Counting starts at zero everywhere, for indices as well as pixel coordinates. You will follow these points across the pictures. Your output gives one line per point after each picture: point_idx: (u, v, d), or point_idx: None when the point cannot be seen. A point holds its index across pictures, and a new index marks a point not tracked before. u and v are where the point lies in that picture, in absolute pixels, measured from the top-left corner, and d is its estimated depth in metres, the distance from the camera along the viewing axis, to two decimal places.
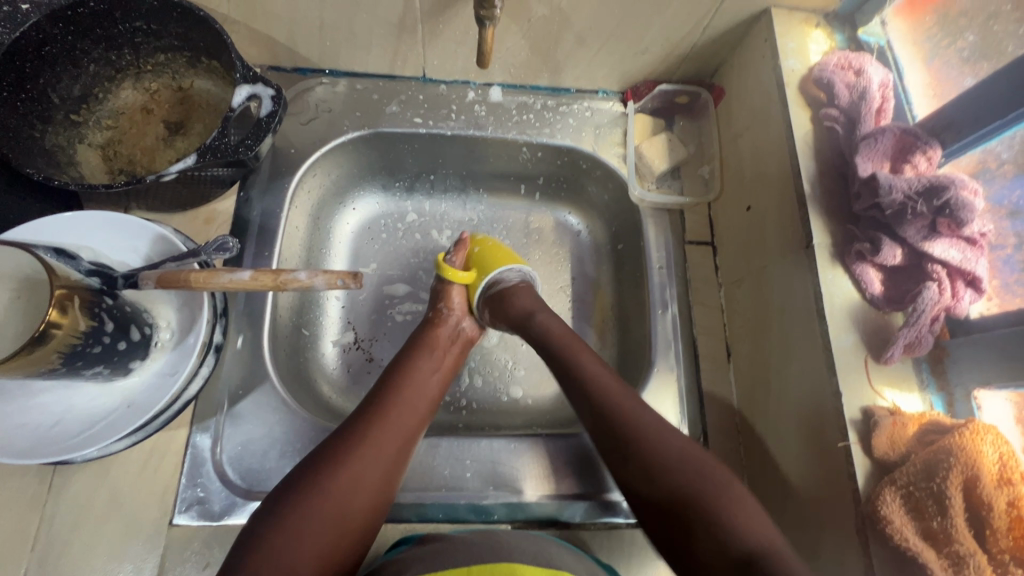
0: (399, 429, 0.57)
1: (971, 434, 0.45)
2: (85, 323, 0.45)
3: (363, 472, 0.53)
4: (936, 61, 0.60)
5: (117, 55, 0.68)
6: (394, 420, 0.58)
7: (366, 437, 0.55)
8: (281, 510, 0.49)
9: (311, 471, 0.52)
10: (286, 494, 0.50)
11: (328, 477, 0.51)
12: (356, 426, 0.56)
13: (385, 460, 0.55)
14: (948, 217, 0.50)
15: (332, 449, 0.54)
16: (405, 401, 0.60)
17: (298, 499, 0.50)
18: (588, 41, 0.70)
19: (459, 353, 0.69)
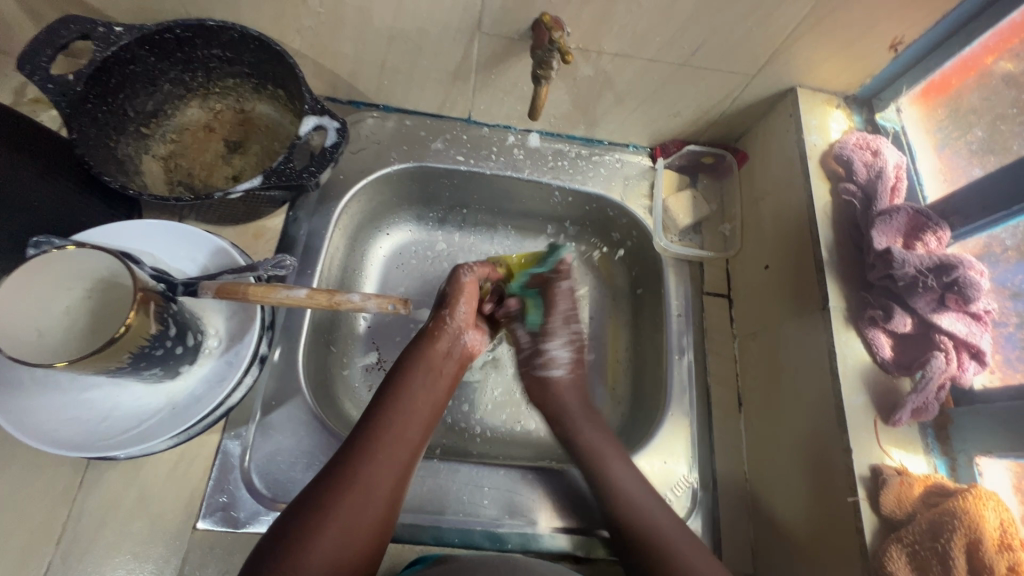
0: (398, 446, 0.59)
1: (974, 498, 0.48)
2: (153, 327, 0.48)
3: (368, 490, 0.54)
4: (947, 150, 0.66)
5: (191, 77, 0.73)
6: (392, 437, 0.59)
7: (368, 459, 0.56)
8: (295, 526, 0.51)
9: (321, 491, 0.53)
10: (300, 512, 0.52)
11: (337, 498, 0.53)
12: (359, 444, 0.57)
13: (388, 479, 0.56)
14: (957, 293, 0.54)
15: (338, 467, 0.55)
16: (398, 420, 0.60)
17: (311, 518, 0.51)
18: (626, 101, 0.76)
19: (455, 368, 0.68)
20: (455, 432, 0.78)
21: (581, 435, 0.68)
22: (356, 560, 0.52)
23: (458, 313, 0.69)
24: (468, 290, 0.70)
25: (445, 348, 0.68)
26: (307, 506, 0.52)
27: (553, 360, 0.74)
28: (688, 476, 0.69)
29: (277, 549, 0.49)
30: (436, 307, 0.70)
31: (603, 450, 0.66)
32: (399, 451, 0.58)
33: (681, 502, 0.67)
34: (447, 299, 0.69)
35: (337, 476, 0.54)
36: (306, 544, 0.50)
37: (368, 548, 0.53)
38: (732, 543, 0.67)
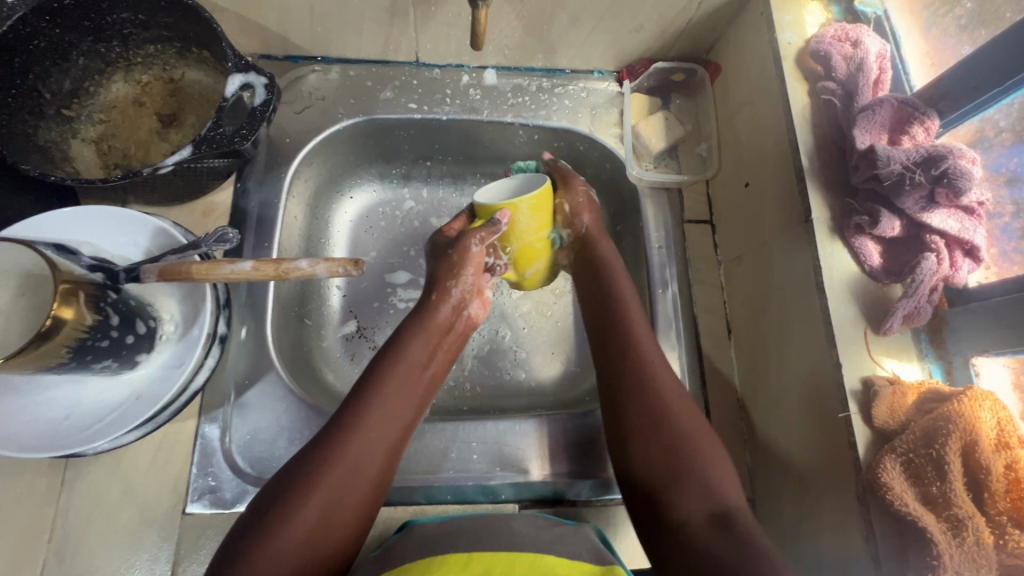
0: (390, 422, 0.55)
1: (970, 400, 0.46)
2: (90, 318, 0.46)
3: (358, 467, 0.51)
4: (933, 30, 0.60)
5: (106, 47, 0.67)
6: (389, 411, 0.56)
7: (357, 430, 0.53)
8: (280, 496, 0.48)
9: (307, 465, 0.50)
10: (286, 481, 0.50)
11: (323, 470, 0.50)
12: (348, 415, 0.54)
13: (379, 454, 0.53)
14: (947, 186, 0.50)
15: (328, 438, 0.52)
16: (393, 391, 0.57)
17: (297, 487, 0.49)
18: (582, 19, 0.70)
19: (458, 338, 0.65)
20: (442, 390, 0.76)
21: (615, 278, 0.66)
22: (339, 541, 0.49)
23: (464, 281, 0.64)
24: (475, 259, 0.64)
25: (449, 320, 0.64)
26: (298, 475, 0.50)
27: (564, 223, 0.70)
28: None
29: (260, 520, 0.47)
30: (434, 278, 0.65)
31: (657, 374, 0.58)
32: (392, 427, 0.55)
33: None
34: (451, 267, 0.64)
35: (324, 449, 0.51)
36: (290, 514, 0.47)
37: (352, 527, 0.50)
38: (729, 469, 0.66)
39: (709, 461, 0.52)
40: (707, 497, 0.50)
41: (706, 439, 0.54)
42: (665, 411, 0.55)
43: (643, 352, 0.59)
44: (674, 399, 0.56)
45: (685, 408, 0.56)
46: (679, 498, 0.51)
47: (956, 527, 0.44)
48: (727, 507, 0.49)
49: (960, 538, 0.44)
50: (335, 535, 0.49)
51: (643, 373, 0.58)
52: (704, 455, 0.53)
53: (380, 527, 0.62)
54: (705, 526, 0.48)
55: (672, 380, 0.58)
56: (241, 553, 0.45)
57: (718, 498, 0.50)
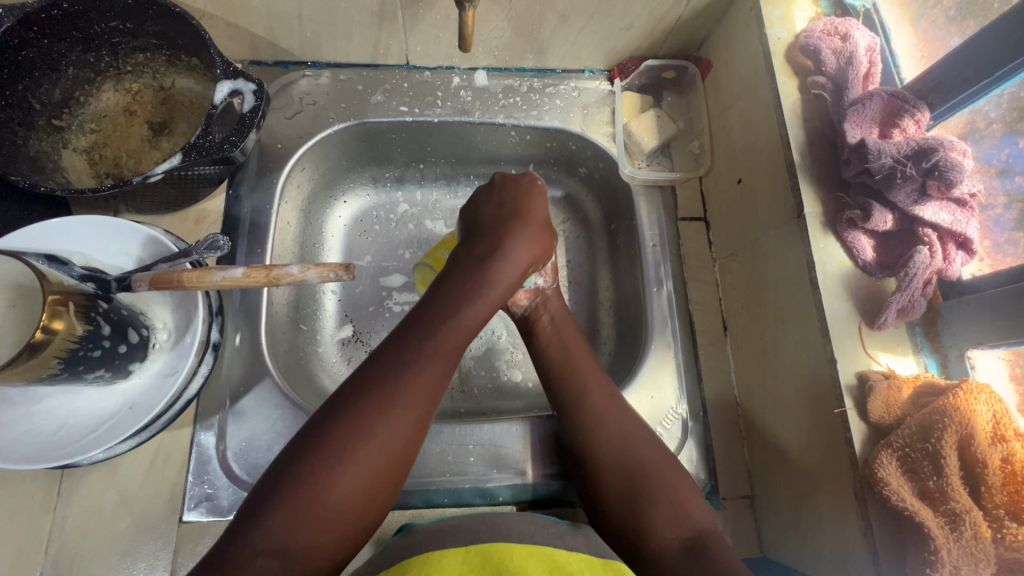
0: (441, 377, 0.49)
1: (965, 394, 0.46)
2: (82, 328, 0.46)
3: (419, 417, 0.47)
4: (922, 22, 0.60)
5: (95, 57, 0.67)
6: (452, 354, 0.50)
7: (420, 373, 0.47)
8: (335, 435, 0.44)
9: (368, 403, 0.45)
10: (338, 420, 0.44)
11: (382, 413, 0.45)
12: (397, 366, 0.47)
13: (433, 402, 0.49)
14: (938, 179, 0.50)
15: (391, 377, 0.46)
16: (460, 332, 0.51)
17: (355, 428, 0.44)
18: (571, 19, 0.69)
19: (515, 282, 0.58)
20: (440, 393, 0.76)
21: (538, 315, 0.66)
22: (388, 490, 0.46)
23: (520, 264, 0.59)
24: (537, 245, 0.60)
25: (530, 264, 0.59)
26: (356, 413, 0.44)
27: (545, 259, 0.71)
28: (677, 408, 0.67)
29: (311, 458, 0.43)
30: (499, 232, 0.59)
31: (601, 404, 0.58)
32: (445, 381, 0.49)
33: (671, 433, 0.66)
34: (521, 236, 0.59)
35: (367, 404, 0.45)
36: (343, 467, 0.43)
37: (394, 491, 0.46)
38: (728, 466, 0.66)
39: (677, 485, 0.54)
40: (680, 520, 0.51)
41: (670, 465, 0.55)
42: (627, 444, 0.56)
43: (583, 389, 0.60)
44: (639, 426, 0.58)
45: (644, 436, 0.57)
46: (652, 516, 0.51)
47: (954, 521, 0.44)
48: (694, 528, 0.50)
49: (957, 532, 0.44)
50: (379, 500, 0.45)
51: (585, 399, 0.59)
52: (666, 480, 0.53)
53: (379, 530, 0.62)
54: (676, 549, 0.49)
55: (626, 411, 0.59)
56: (288, 494, 0.41)
57: (689, 521, 0.51)
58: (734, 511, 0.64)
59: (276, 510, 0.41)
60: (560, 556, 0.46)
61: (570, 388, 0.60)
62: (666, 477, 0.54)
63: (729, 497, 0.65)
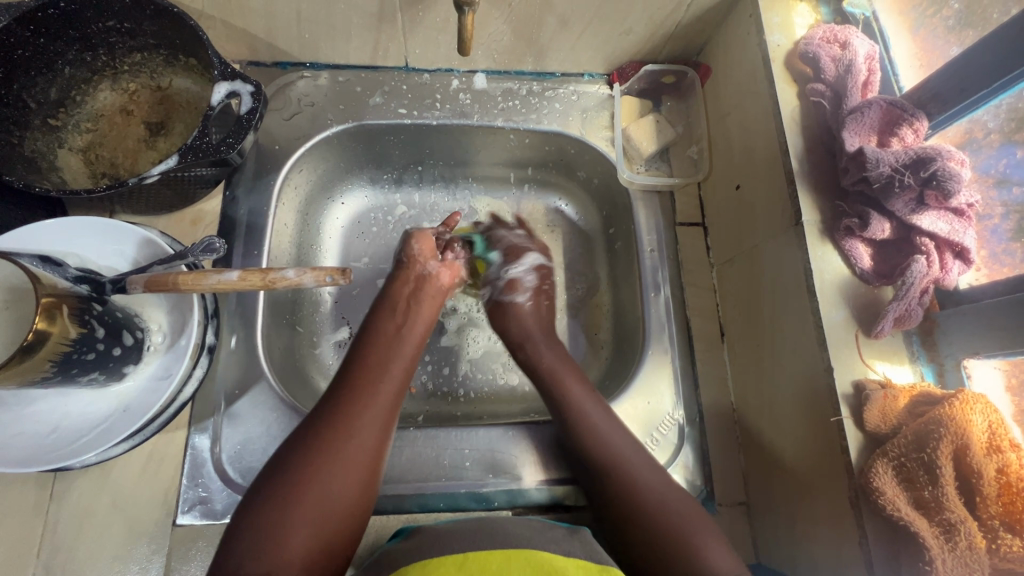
0: (386, 419, 0.55)
1: (961, 404, 0.46)
2: (75, 331, 0.45)
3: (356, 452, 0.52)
4: (921, 31, 0.60)
5: (92, 56, 0.66)
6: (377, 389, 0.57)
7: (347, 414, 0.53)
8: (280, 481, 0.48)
9: (308, 450, 0.50)
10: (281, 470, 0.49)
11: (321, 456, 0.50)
12: (347, 409, 0.54)
13: (374, 435, 0.54)
14: (936, 189, 0.49)
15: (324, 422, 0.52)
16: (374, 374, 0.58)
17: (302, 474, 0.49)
18: (571, 23, 0.69)
19: (427, 305, 0.68)
20: (436, 397, 0.76)
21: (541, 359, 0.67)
22: (343, 531, 0.49)
23: (412, 249, 0.71)
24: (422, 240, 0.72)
25: (403, 300, 0.67)
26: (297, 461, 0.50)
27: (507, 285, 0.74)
28: (674, 413, 0.67)
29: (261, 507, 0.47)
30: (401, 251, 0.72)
31: (607, 435, 0.59)
32: (382, 422, 0.55)
33: (669, 438, 0.66)
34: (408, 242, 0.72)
35: (308, 452, 0.50)
36: (292, 511, 0.47)
37: (351, 531, 0.50)
38: (724, 473, 0.66)
39: (697, 535, 0.51)
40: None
41: (681, 522, 0.52)
42: (637, 485, 0.55)
43: (593, 424, 0.60)
44: (645, 484, 0.55)
45: (661, 483, 0.56)
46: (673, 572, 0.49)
47: (949, 531, 0.44)
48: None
49: (952, 543, 0.44)
50: (333, 543, 0.48)
51: (590, 432, 0.59)
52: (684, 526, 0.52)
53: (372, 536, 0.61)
54: None
55: (635, 448, 0.59)
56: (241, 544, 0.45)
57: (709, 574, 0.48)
58: (729, 518, 0.64)
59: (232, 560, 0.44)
60: (554, 561, 0.46)
61: (576, 418, 0.61)
62: (689, 523, 0.52)
63: (724, 503, 0.65)
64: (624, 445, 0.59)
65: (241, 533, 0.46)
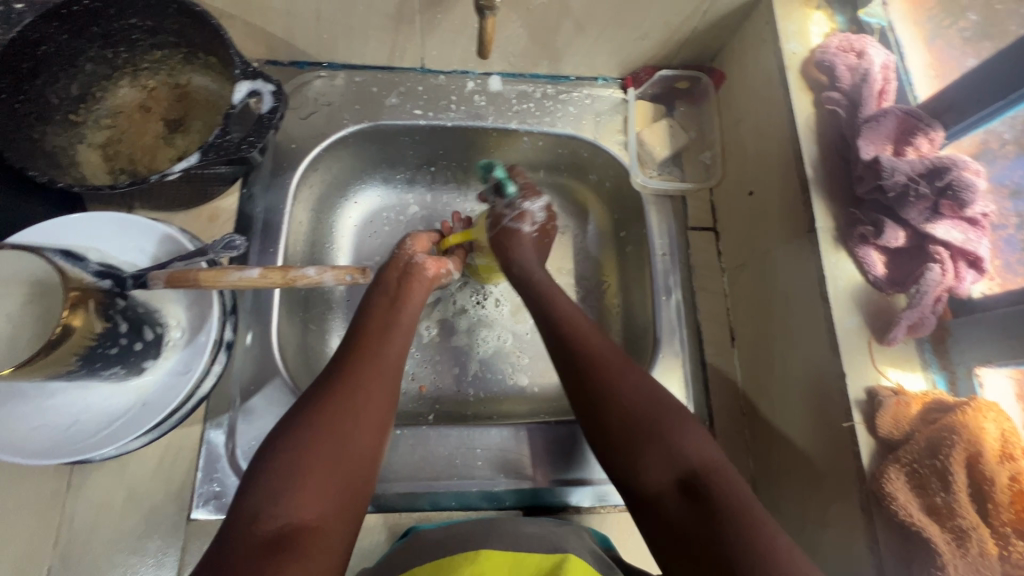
0: (392, 385, 0.55)
1: (974, 411, 0.46)
2: (99, 325, 0.46)
3: (368, 401, 0.52)
4: (938, 42, 0.60)
5: (113, 53, 0.67)
6: (385, 353, 0.57)
7: (357, 371, 0.54)
8: (294, 430, 0.48)
9: (320, 403, 0.50)
10: (294, 421, 0.49)
11: (334, 406, 0.50)
12: (357, 367, 0.54)
13: (385, 390, 0.54)
14: (952, 198, 0.50)
15: (338, 380, 0.53)
16: (381, 339, 0.59)
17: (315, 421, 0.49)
18: (587, 28, 0.70)
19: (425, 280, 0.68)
20: (447, 396, 0.76)
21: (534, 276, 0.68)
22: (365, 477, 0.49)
23: (406, 246, 0.71)
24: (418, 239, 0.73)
25: (401, 275, 0.68)
26: (311, 412, 0.50)
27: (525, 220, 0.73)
28: None
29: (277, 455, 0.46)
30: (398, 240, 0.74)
31: (592, 341, 0.58)
32: (391, 382, 0.55)
33: None
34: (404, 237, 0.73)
35: (325, 404, 0.50)
36: (309, 455, 0.46)
37: (370, 484, 0.49)
38: None
39: (669, 424, 0.51)
40: (675, 462, 0.48)
41: (654, 408, 0.52)
42: (612, 380, 0.54)
43: (576, 329, 0.60)
44: (619, 375, 0.55)
45: (634, 377, 0.55)
46: (645, 461, 0.49)
47: (960, 537, 0.44)
48: (693, 466, 0.47)
49: (964, 549, 0.44)
50: (355, 493, 0.47)
51: (576, 335, 0.59)
52: (662, 416, 0.51)
53: (387, 530, 0.62)
54: (673, 492, 0.47)
55: (612, 349, 0.58)
56: (259, 489, 0.44)
57: (685, 460, 0.48)
58: None
59: (249, 504, 0.44)
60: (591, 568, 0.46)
61: (559, 326, 0.61)
62: (663, 411, 0.52)
63: None
64: (603, 344, 0.58)
65: (258, 480, 0.45)
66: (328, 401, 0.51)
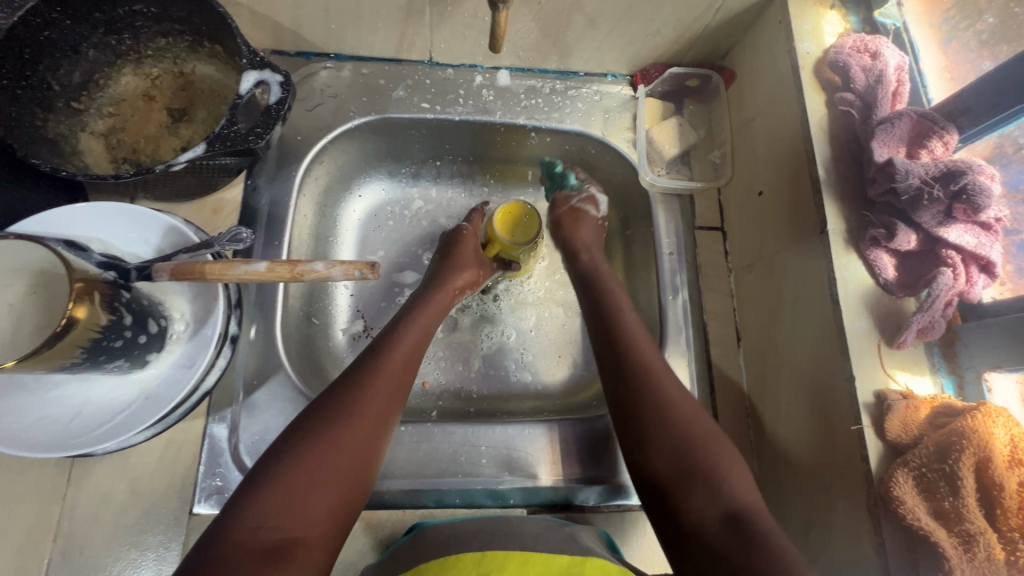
0: (398, 401, 0.55)
1: (983, 417, 0.46)
2: (104, 318, 0.45)
3: (376, 422, 0.51)
4: (953, 45, 0.60)
5: (117, 39, 0.66)
6: (399, 368, 0.56)
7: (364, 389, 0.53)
8: (296, 446, 0.47)
9: (323, 419, 0.49)
10: (294, 434, 0.48)
11: (341, 424, 0.49)
12: (366, 383, 0.53)
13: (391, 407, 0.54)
14: (965, 203, 0.50)
15: (343, 394, 0.52)
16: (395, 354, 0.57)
17: (318, 437, 0.48)
18: (598, 23, 0.69)
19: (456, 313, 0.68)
20: (451, 393, 0.76)
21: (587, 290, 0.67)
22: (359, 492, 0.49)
23: (456, 281, 0.70)
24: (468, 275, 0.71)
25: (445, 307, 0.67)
26: (313, 429, 0.48)
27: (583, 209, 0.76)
28: None
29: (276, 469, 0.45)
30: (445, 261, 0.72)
31: (652, 365, 0.58)
32: (397, 399, 0.55)
33: None
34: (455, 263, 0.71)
35: (329, 421, 0.49)
36: (310, 471, 0.46)
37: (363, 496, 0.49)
38: None
39: (721, 460, 0.51)
40: (722, 498, 0.48)
41: (709, 446, 0.52)
42: (669, 406, 0.54)
43: (632, 348, 0.59)
44: (679, 402, 0.55)
45: (690, 408, 0.55)
46: (693, 493, 0.49)
47: (967, 541, 0.45)
48: (737, 504, 0.48)
49: (971, 553, 0.44)
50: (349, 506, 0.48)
51: (633, 353, 0.59)
52: (714, 449, 0.52)
53: (389, 529, 0.61)
54: (716, 523, 0.47)
55: (669, 376, 0.58)
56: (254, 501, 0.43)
57: (730, 498, 0.48)
58: None
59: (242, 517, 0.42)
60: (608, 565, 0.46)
61: (621, 343, 0.60)
62: (715, 444, 0.52)
63: None
64: (662, 371, 0.58)
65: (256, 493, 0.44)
66: (335, 408, 0.50)
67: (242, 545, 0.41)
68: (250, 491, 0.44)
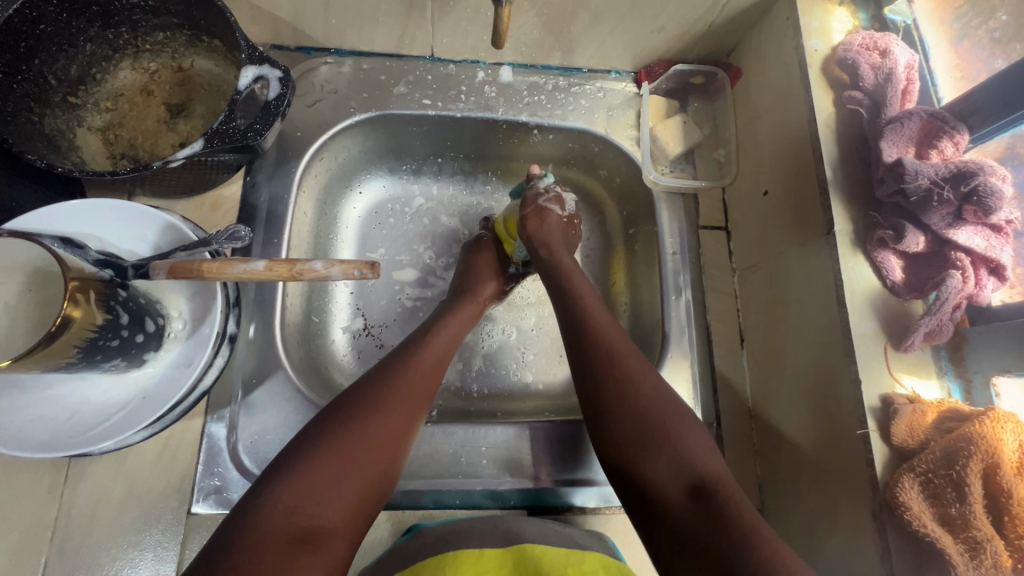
0: (426, 399, 0.55)
1: (992, 422, 0.45)
2: (100, 317, 0.44)
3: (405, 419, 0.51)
4: (964, 43, 0.59)
5: (114, 33, 0.65)
6: (428, 365, 0.57)
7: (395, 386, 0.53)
8: (328, 437, 0.47)
9: (355, 412, 0.50)
10: (327, 426, 0.48)
11: (373, 418, 0.50)
12: (399, 382, 0.54)
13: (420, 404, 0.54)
14: (975, 204, 0.49)
15: (379, 392, 0.52)
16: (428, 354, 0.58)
17: (351, 429, 0.48)
18: (602, 19, 0.68)
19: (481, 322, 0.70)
20: (451, 393, 0.75)
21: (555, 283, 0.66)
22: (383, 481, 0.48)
23: (483, 291, 0.71)
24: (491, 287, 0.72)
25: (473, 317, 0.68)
26: (346, 421, 0.49)
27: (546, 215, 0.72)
28: None
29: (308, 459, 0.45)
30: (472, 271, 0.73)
31: (610, 341, 0.57)
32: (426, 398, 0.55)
33: None
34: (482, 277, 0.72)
35: (361, 414, 0.49)
36: (343, 463, 0.46)
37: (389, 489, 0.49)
38: (739, 479, 0.65)
39: (681, 433, 0.50)
40: (682, 471, 0.48)
41: (669, 418, 0.51)
42: (630, 386, 0.53)
43: (594, 328, 0.59)
44: (638, 378, 0.54)
45: (648, 384, 0.53)
46: (653, 464, 0.49)
47: (974, 549, 0.44)
48: (702, 474, 0.47)
49: (977, 560, 0.44)
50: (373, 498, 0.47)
51: (591, 330, 0.58)
52: (674, 424, 0.51)
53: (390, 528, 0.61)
54: (681, 498, 0.46)
55: (630, 352, 0.57)
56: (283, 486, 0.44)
57: (691, 469, 0.48)
58: None
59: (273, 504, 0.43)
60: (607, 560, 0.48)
61: (581, 323, 0.60)
62: (677, 417, 0.51)
63: None
64: (620, 345, 0.57)
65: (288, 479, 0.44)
66: (366, 404, 0.50)
67: (274, 527, 0.41)
68: (281, 476, 0.44)
